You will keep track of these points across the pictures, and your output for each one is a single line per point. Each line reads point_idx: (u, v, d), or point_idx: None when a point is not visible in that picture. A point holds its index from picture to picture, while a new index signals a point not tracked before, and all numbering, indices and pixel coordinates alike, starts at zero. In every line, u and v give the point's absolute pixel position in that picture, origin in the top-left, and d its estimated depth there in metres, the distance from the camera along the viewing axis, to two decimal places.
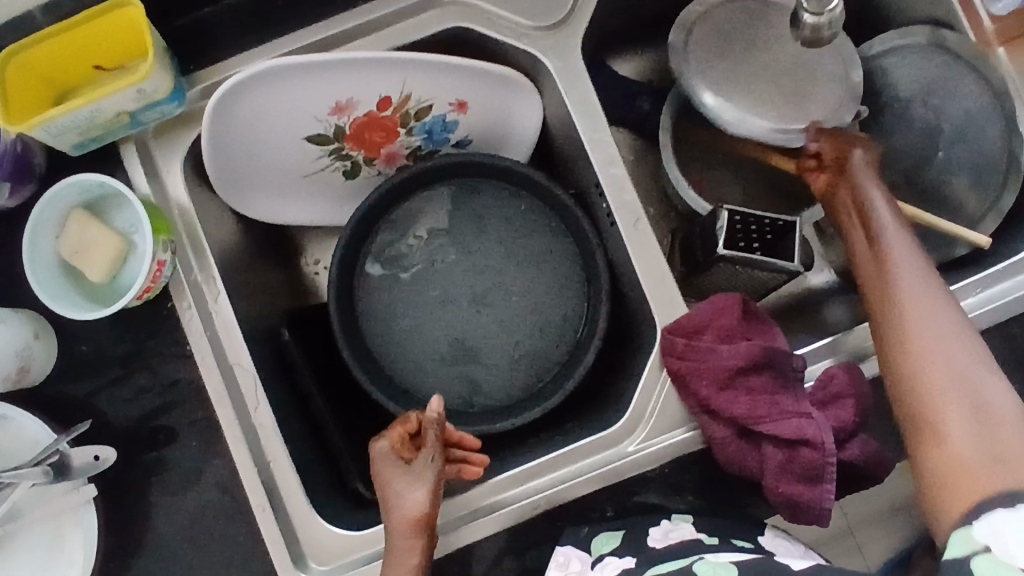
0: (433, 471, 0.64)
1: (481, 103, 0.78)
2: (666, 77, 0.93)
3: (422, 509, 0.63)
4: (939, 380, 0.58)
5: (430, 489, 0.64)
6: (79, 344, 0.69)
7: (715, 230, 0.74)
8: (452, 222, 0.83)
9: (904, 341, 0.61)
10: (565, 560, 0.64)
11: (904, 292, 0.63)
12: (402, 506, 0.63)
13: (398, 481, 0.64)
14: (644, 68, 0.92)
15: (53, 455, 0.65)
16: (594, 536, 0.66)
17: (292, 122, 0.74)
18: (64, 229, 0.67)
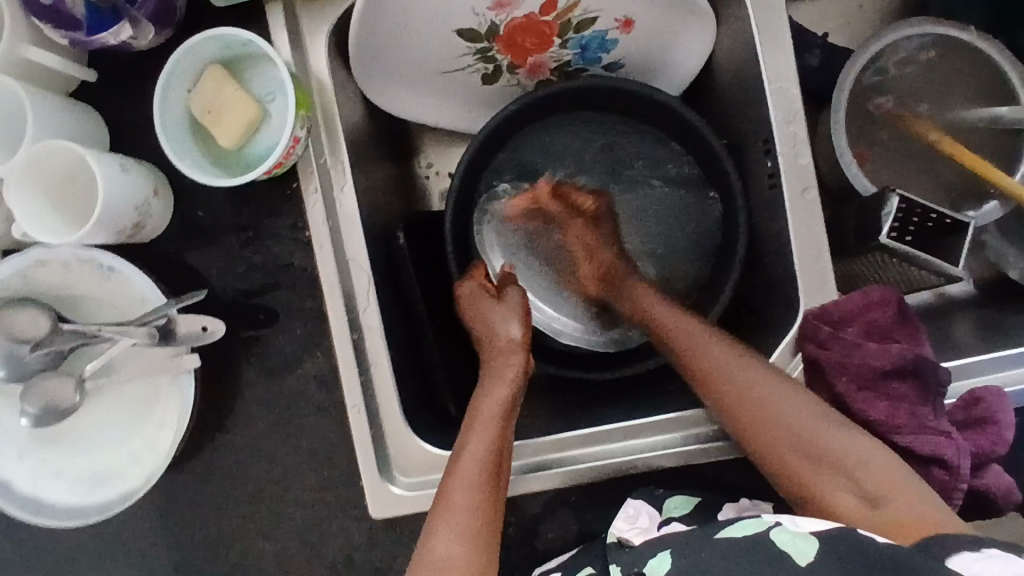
0: (523, 305, 0.70)
1: (649, 25, 0.71)
2: (842, 31, 0.83)
3: (515, 337, 0.68)
4: (829, 446, 0.58)
5: (524, 325, 0.69)
6: (195, 207, 0.66)
7: (880, 215, 0.68)
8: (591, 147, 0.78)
9: (791, 429, 0.60)
10: (635, 513, 0.67)
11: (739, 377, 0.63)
12: (496, 336, 0.68)
13: (492, 310, 0.69)
14: (817, 17, 0.83)
15: (160, 319, 0.60)
16: (668, 497, 0.68)
17: (446, 9, 0.67)
18: (198, 83, 0.62)
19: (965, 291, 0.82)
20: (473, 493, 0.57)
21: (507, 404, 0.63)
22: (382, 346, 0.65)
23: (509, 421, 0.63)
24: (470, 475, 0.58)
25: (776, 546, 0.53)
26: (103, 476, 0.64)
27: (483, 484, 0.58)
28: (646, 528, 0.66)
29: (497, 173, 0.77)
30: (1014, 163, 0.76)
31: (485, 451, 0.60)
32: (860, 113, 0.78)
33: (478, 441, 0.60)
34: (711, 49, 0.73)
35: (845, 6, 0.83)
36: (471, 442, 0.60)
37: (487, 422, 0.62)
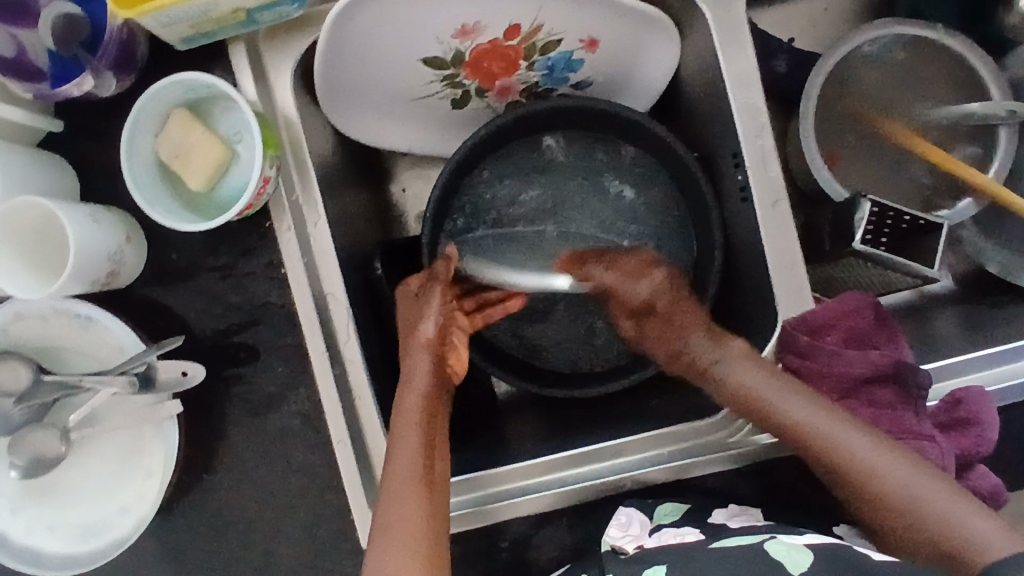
0: (440, 296, 0.66)
1: (614, 42, 0.71)
2: (808, 35, 0.84)
3: (428, 333, 0.65)
4: (897, 492, 0.55)
5: (437, 318, 0.65)
6: (170, 251, 0.66)
7: (853, 221, 0.68)
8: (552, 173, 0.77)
9: (865, 479, 0.57)
10: (627, 520, 0.67)
11: (823, 441, 0.59)
12: (415, 328, 0.65)
13: (410, 308, 0.66)
14: (783, 22, 0.83)
15: (140, 366, 0.61)
16: (658, 505, 0.69)
17: (411, 40, 0.68)
18: (165, 129, 0.62)
19: (945, 287, 0.83)
20: (405, 490, 0.58)
21: (427, 399, 0.63)
22: (364, 379, 0.65)
23: (434, 416, 0.62)
24: (400, 473, 0.58)
25: (770, 555, 0.55)
26: (93, 525, 0.64)
27: (417, 481, 0.58)
28: (637, 535, 0.66)
29: (472, 191, 0.76)
30: (986, 158, 0.76)
31: (412, 448, 0.60)
32: (831, 117, 0.78)
33: (404, 438, 0.60)
34: (677, 62, 0.73)
35: (810, 9, 0.83)
36: (400, 440, 0.60)
37: (408, 416, 0.62)
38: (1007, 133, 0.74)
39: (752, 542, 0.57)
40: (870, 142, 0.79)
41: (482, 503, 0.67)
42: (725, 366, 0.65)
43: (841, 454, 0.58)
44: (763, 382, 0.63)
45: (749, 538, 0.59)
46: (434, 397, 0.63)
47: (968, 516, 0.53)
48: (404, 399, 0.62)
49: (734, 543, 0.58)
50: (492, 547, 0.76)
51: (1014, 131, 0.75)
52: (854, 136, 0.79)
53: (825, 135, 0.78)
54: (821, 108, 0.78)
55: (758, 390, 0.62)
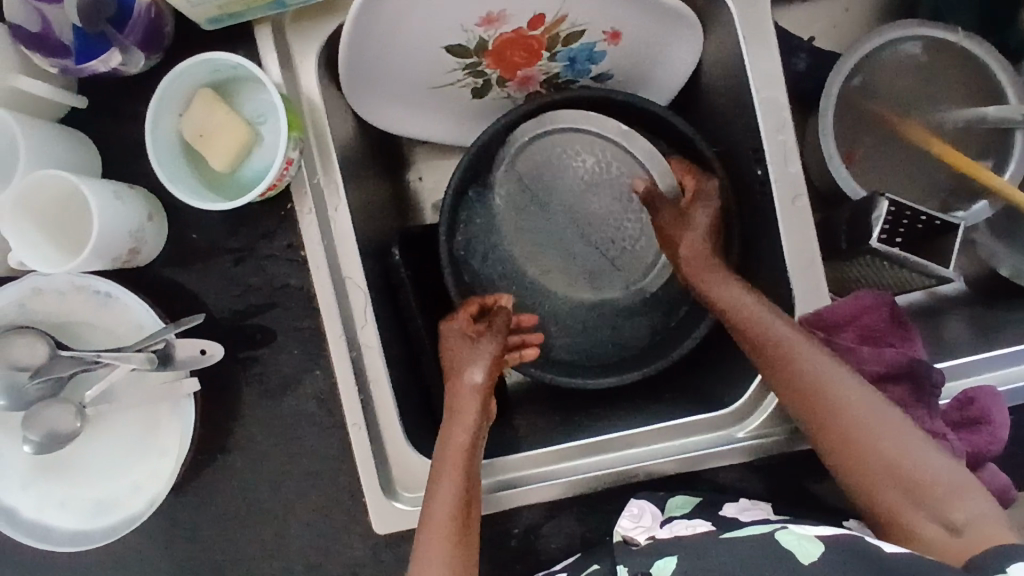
0: (495, 351, 0.68)
1: (637, 35, 0.71)
2: (829, 35, 0.84)
3: (479, 381, 0.66)
4: (880, 433, 0.57)
5: (488, 367, 0.67)
6: (190, 231, 0.66)
7: (870, 219, 0.68)
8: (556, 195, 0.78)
9: (846, 411, 0.58)
10: (639, 512, 0.68)
11: (805, 370, 0.60)
12: (462, 372, 0.67)
13: (466, 352, 0.68)
14: (804, 21, 0.84)
15: (158, 344, 0.61)
16: (670, 497, 0.69)
17: (435, 27, 0.68)
18: (189, 108, 0.62)
19: (956, 291, 0.84)
20: (446, 534, 0.58)
21: (472, 444, 0.62)
22: (380, 363, 0.65)
23: (474, 458, 0.62)
24: (441, 521, 0.58)
25: (779, 545, 0.55)
26: (105, 502, 0.64)
27: (457, 522, 0.59)
28: (648, 526, 0.67)
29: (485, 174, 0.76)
30: (1002, 161, 0.77)
31: (456, 492, 0.60)
32: (849, 118, 0.79)
33: (444, 486, 0.60)
34: (699, 57, 0.73)
35: (831, 9, 0.84)
36: (441, 486, 0.60)
37: (448, 464, 0.61)
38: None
39: (763, 532, 0.58)
40: (887, 142, 0.79)
41: (494, 490, 0.68)
42: (736, 292, 0.65)
43: (827, 385, 0.59)
44: (765, 310, 0.63)
45: (760, 528, 0.59)
46: (475, 442, 0.63)
47: (935, 458, 0.55)
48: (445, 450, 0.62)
49: (745, 533, 0.59)
50: (500, 534, 0.76)
51: None
52: (871, 136, 0.79)
53: (842, 134, 0.79)
54: (839, 107, 0.78)
55: (770, 327, 0.62)
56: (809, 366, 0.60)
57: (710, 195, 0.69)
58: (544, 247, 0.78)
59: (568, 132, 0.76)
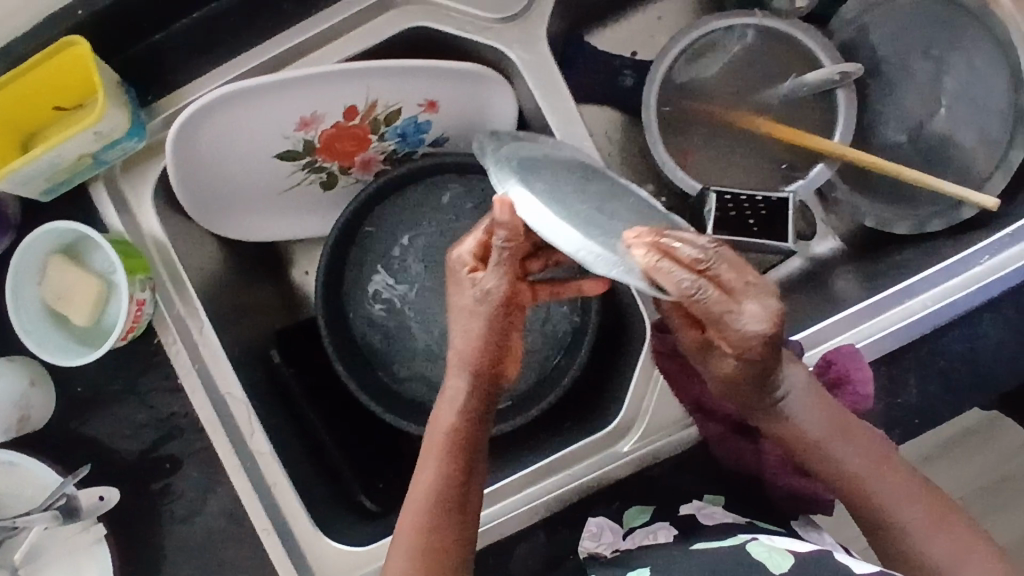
0: (501, 295, 0.55)
1: (451, 101, 0.76)
2: (652, 46, 0.88)
3: (477, 344, 0.56)
4: (896, 521, 0.57)
5: (495, 304, 0.56)
6: (74, 384, 0.70)
7: (706, 213, 0.73)
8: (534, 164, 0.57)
9: (869, 492, 0.58)
10: (598, 530, 0.69)
11: (817, 443, 0.58)
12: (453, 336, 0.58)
13: (462, 296, 0.57)
14: (625, 39, 0.87)
15: (62, 498, 0.66)
16: (626, 510, 0.71)
17: (259, 141, 0.73)
18: (45, 276, 0.68)
19: (833, 249, 0.85)
20: (409, 541, 0.55)
21: (461, 423, 0.57)
22: (275, 465, 0.69)
23: (466, 446, 0.57)
24: (407, 535, 0.55)
25: (752, 557, 0.58)
26: None
27: (422, 540, 0.55)
28: (612, 541, 0.68)
29: (357, 266, 0.82)
30: (831, 124, 0.79)
31: (423, 494, 0.56)
32: (683, 119, 0.82)
33: (421, 479, 0.56)
34: (518, 105, 0.77)
35: (646, 23, 0.88)
36: (395, 555, 0.55)
37: (434, 452, 0.57)
38: (843, 96, 0.78)
39: (736, 545, 0.60)
40: (723, 134, 0.82)
41: None
42: (793, 377, 0.58)
43: (858, 476, 0.58)
44: (821, 427, 0.58)
45: (732, 540, 0.62)
46: (468, 428, 0.57)
47: (941, 540, 0.55)
48: (403, 523, 0.56)
49: (715, 543, 0.62)
50: None
51: (849, 93, 0.78)
52: (706, 129, 0.82)
53: (681, 135, 0.82)
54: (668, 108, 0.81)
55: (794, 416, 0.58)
56: (838, 458, 0.58)
57: (748, 337, 0.48)
58: (421, 314, 0.82)
59: (413, 203, 0.82)
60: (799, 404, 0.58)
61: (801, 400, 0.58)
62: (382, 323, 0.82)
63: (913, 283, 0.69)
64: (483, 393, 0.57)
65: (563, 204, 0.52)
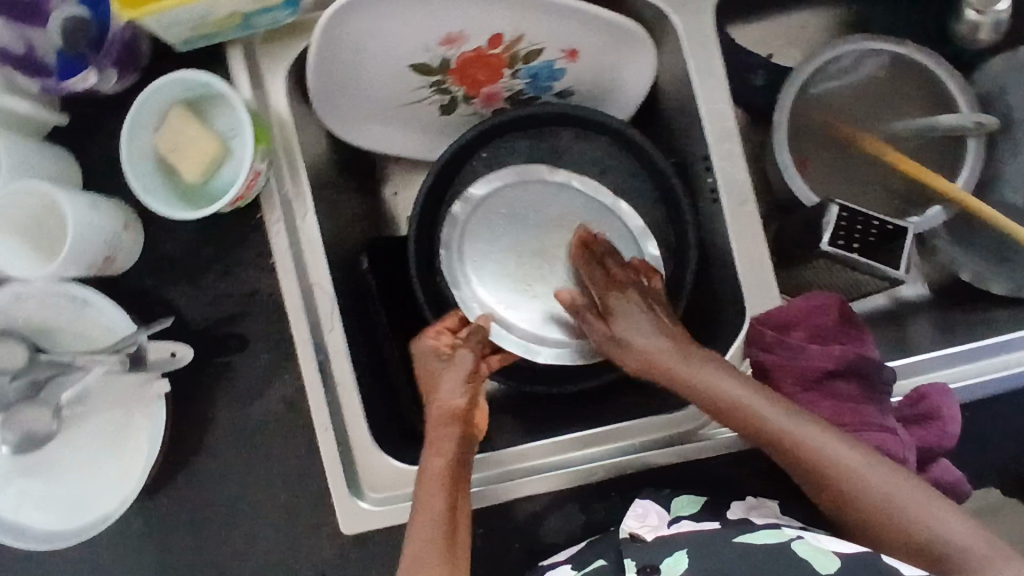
0: (470, 365, 0.67)
1: (594, 54, 0.74)
2: (789, 51, 0.87)
3: (461, 406, 0.65)
4: (902, 508, 0.54)
5: (468, 375, 0.67)
6: (164, 240, 0.69)
7: (820, 224, 0.71)
8: (489, 242, 0.78)
9: (849, 485, 0.56)
10: (643, 512, 0.70)
11: (767, 425, 0.59)
12: (438, 402, 0.65)
13: (441, 374, 0.67)
14: (764, 37, 0.87)
15: (132, 346, 0.64)
16: (675, 498, 0.72)
17: (399, 47, 0.71)
18: (163, 124, 0.66)
19: (921, 294, 0.85)
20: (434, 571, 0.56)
21: (451, 466, 0.61)
22: (347, 366, 0.69)
23: (458, 483, 0.61)
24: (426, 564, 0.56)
25: (799, 555, 0.56)
26: (79, 504, 0.67)
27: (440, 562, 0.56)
28: (655, 525, 0.68)
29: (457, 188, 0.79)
30: (954, 169, 0.79)
31: (440, 522, 0.58)
32: (806, 130, 0.81)
33: (424, 524, 0.58)
34: (653, 73, 0.75)
35: (789, 28, 0.87)
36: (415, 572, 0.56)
37: (439, 490, 0.60)
38: (975, 145, 0.77)
39: (781, 541, 0.58)
40: (842, 153, 0.82)
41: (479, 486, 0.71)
42: (724, 381, 0.61)
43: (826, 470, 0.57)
44: (774, 413, 0.59)
45: (775, 534, 0.60)
46: (455, 472, 0.62)
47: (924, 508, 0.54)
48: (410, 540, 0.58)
49: (758, 538, 0.59)
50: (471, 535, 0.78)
51: (981, 143, 0.78)
52: (826, 144, 0.82)
53: (803, 143, 0.81)
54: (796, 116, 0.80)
55: (723, 390, 0.61)
56: (808, 447, 0.57)
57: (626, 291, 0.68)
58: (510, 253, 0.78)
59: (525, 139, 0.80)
60: (721, 386, 0.61)
61: (721, 383, 0.61)
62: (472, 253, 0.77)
63: (1014, 339, 0.67)
64: (461, 447, 0.63)
65: (510, 282, 0.77)
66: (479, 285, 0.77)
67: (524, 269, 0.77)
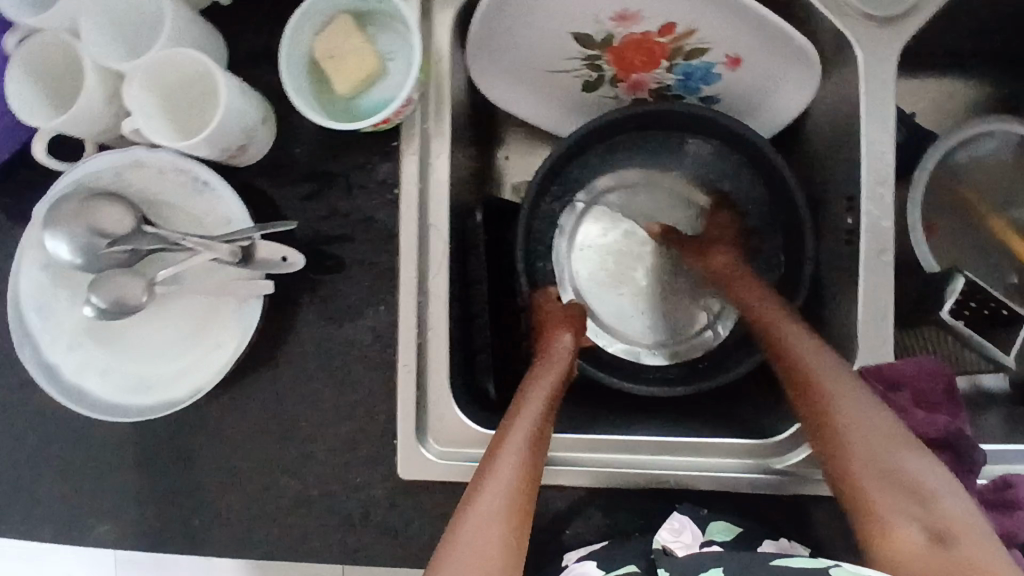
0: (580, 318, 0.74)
1: (758, 69, 0.73)
2: (943, 121, 0.84)
3: (565, 348, 0.70)
4: (912, 470, 0.50)
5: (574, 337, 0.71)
6: (294, 145, 0.68)
7: (943, 292, 0.70)
8: (594, 237, 0.83)
9: (861, 437, 0.53)
10: (679, 527, 0.68)
11: (821, 377, 0.57)
12: (548, 337, 0.72)
13: (557, 315, 0.74)
14: (922, 100, 0.84)
15: (245, 241, 0.63)
16: (711, 521, 0.70)
17: (571, 12, 0.69)
18: (325, 29, 0.64)
19: None
20: (502, 502, 0.55)
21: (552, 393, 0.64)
22: (443, 314, 0.67)
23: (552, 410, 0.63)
24: (497, 501, 0.55)
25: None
26: (147, 382, 0.66)
27: (514, 502, 0.55)
28: (689, 544, 0.67)
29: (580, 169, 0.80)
30: None
31: (518, 467, 0.57)
32: (942, 201, 0.79)
33: (506, 461, 0.57)
34: (809, 101, 0.74)
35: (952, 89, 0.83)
36: (488, 485, 0.56)
37: (523, 428, 0.60)
38: None
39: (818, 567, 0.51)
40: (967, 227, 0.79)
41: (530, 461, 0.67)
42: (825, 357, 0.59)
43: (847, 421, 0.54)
44: (833, 367, 0.58)
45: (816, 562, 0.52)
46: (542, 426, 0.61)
47: (957, 496, 0.49)
48: (497, 453, 0.58)
49: (799, 561, 0.52)
50: None
51: None
52: (952, 215, 0.79)
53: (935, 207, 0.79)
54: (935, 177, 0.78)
55: (801, 342, 0.61)
56: (848, 403, 0.55)
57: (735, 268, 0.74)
58: (608, 246, 0.83)
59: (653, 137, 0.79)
60: (797, 343, 0.61)
61: (796, 341, 0.61)
62: (571, 235, 0.83)
63: None
64: (547, 406, 0.63)
65: (608, 279, 0.82)
66: (578, 271, 0.82)
67: (622, 266, 0.82)
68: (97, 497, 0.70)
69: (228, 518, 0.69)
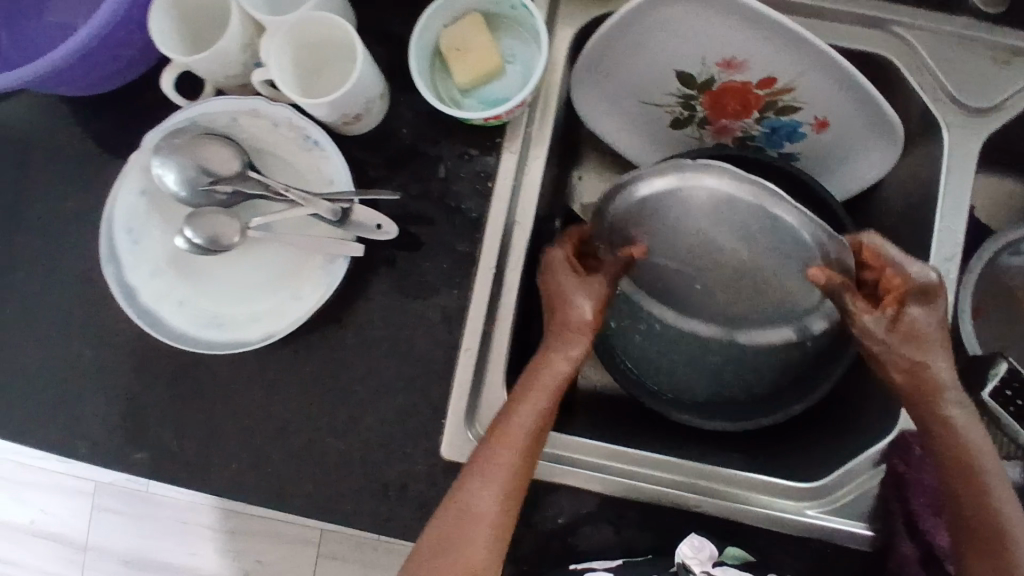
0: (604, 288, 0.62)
1: (841, 134, 0.77)
2: (1005, 222, 0.87)
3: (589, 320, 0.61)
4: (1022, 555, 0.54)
5: (596, 301, 0.61)
6: (401, 125, 0.71)
7: (987, 373, 0.72)
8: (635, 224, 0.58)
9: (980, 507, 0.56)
10: (700, 544, 0.65)
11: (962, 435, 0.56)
12: (568, 305, 0.61)
13: (574, 282, 0.62)
14: (989, 200, 0.87)
15: (346, 204, 0.66)
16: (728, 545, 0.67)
17: (678, 51, 0.73)
18: (455, 23, 0.68)
19: None
20: (493, 505, 0.58)
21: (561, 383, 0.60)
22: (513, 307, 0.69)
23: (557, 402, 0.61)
24: (487, 503, 0.57)
25: None
26: (219, 318, 0.68)
27: (505, 502, 0.58)
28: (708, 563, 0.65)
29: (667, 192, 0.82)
30: None
31: (511, 466, 0.58)
32: (993, 292, 0.82)
33: (501, 463, 0.58)
34: (881, 176, 0.78)
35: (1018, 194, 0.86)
36: (476, 490, 0.58)
37: (519, 428, 0.59)
38: None
39: None
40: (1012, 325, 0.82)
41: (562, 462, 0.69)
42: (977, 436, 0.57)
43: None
44: (967, 421, 0.56)
45: None
46: (545, 417, 0.60)
47: None
48: (480, 468, 0.58)
49: None
50: None
51: None
52: (1002, 310, 0.82)
53: (985, 298, 0.82)
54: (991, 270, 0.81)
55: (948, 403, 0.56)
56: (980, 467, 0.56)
57: (929, 368, 0.56)
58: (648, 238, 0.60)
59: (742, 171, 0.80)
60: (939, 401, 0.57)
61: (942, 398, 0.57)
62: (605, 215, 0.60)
63: None
64: (545, 406, 0.60)
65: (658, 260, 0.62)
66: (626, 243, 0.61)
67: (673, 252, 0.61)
68: (142, 424, 0.71)
69: (262, 469, 0.70)
